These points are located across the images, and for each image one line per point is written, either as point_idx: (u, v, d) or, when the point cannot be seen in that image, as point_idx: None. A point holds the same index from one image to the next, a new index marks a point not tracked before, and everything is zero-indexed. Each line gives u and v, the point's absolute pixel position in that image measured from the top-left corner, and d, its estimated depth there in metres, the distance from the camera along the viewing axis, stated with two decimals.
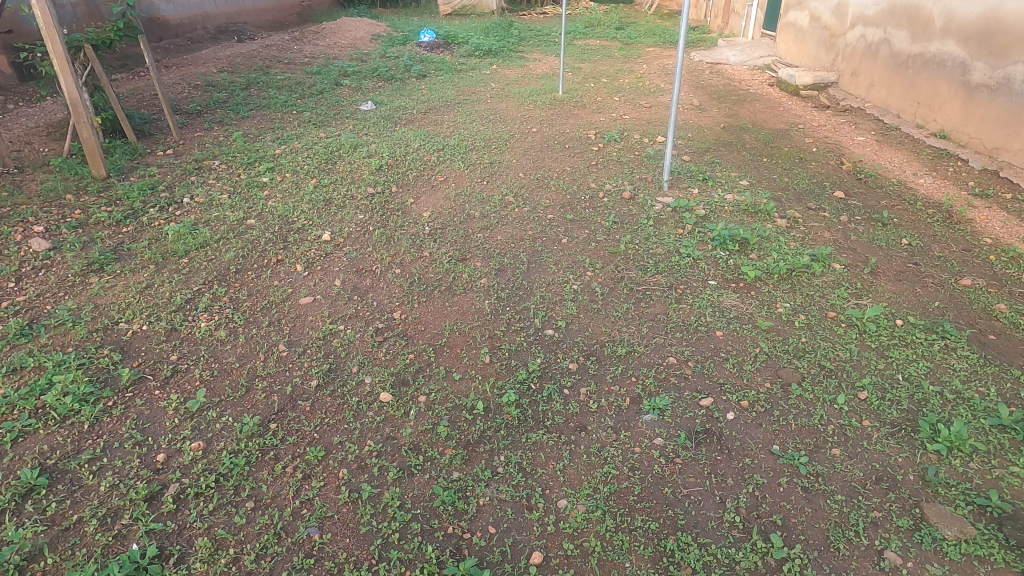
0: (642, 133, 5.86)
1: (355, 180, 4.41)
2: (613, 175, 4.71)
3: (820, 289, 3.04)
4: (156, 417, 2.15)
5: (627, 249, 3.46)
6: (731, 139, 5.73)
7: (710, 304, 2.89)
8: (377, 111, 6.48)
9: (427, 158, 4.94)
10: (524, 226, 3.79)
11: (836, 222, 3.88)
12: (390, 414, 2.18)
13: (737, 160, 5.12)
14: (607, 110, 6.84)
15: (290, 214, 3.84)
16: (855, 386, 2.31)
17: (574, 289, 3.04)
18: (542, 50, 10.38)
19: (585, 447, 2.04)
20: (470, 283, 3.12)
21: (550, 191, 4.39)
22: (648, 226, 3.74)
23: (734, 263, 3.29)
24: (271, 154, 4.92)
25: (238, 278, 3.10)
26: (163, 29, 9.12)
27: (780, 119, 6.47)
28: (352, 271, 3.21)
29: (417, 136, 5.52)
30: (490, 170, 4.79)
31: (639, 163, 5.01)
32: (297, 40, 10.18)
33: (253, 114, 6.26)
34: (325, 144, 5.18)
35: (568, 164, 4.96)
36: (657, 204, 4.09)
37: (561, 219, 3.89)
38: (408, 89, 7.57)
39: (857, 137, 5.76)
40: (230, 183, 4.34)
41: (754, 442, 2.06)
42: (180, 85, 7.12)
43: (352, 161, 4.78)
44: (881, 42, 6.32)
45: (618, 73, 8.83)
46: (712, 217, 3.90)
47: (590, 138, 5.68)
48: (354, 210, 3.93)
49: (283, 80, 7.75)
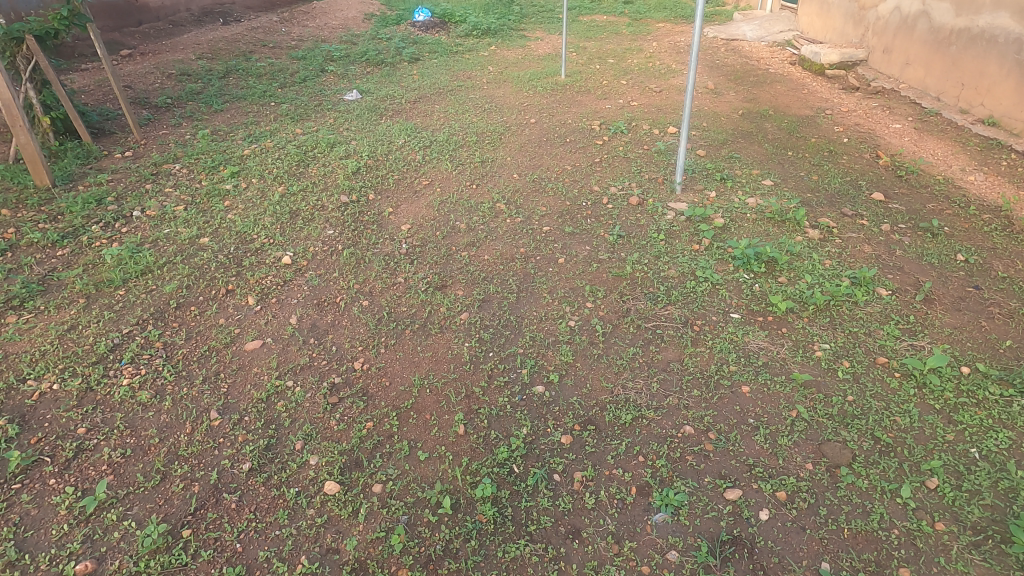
0: (651, 123, 5.31)
1: (329, 186, 3.92)
2: (618, 175, 4.19)
3: (864, 323, 2.55)
4: (43, 520, 1.72)
5: (634, 271, 2.98)
6: (750, 129, 5.17)
7: (733, 348, 2.41)
8: (363, 101, 5.96)
9: (412, 157, 4.44)
10: (515, 242, 3.32)
11: (877, 232, 3.37)
12: (334, 514, 1.75)
13: (758, 155, 4.57)
14: (613, 96, 6.27)
15: (250, 230, 3.38)
16: (921, 470, 1.84)
17: (570, 327, 2.56)
18: (546, 28, 9.71)
19: (578, 566, 1.60)
20: (447, 320, 2.65)
21: (547, 196, 3.89)
22: (659, 240, 3.24)
23: (761, 290, 2.79)
24: (238, 155, 4.43)
25: (178, 316, 2.65)
26: (143, 13, 8.58)
27: (804, 103, 5.87)
28: (312, 304, 2.75)
29: (404, 130, 5.01)
30: (481, 170, 4.29)
31: (648, 159, 4.48)
32: (285, 22, 9.60)
33: (228, 107, 5.77)
34: (300, 142, 4.68)
35: (569, 163, 4.45)
36: (669, 212, 3.58)
37: (558, 233, 3.40)
38: (398, 75, 7.02)
39: (893, 124, 5.18)
40: (188, 192, 3.87)
41: (795, 558, 1.61)
42: (153, 75, 6.62)
43: (327, 161, 4.29)
44: (921, 15, 5.69)
45: (626, 52, 8.20)
46: (732, 229, 3.38)
47: (594, 130, 5.14)
48: (323, 224, 3.45)
49: (264, 67, 7.21)
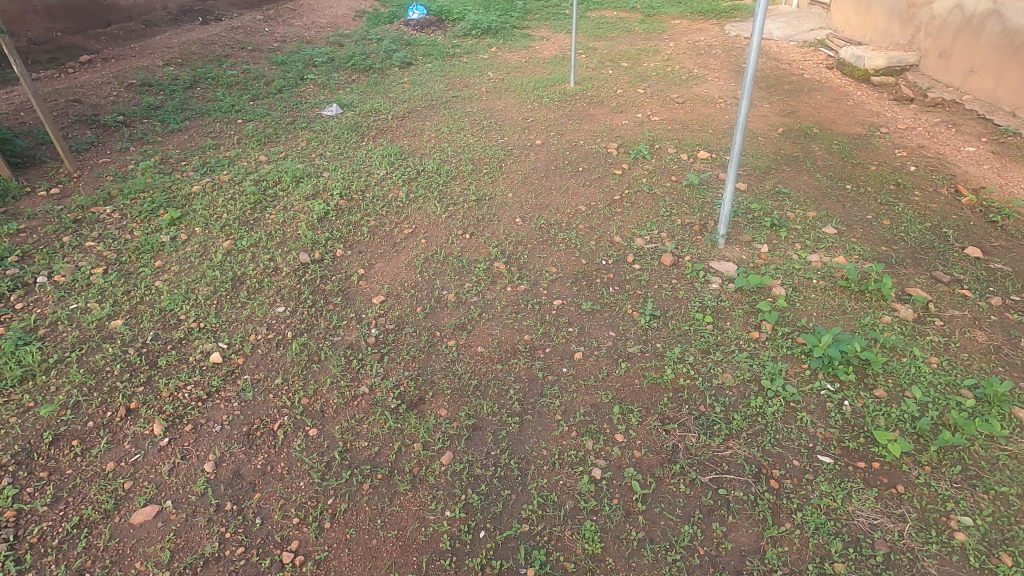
0: (678, 146, 4.54)
1: (288, 238, 3.18)
2: (644, 219, 3.42)
3: (1015, 476, 1.80)
4: None
5: (677, 377, 2.23)
6: (795, 153, 4.38)
7: (834, 526, 1.67)
8: (343, 117, 5.19)
9: (394, 194, 3.69)
10: (518, 323, 2.57)
11: (986, 306, 2.61)
12: None
13: (811, 190, 3.78)
14: (629, 108, 5.49)
15: (177, 307, 2.64)
16: None
17: (595, 482, 1.82)
18: (552, 26, 8.89)
19: None
20: (423, 463, 1.90)
21: (556, 250, 3.14)
22: (705, 325, 2.49)
23: (854, 412, 2.05)
24: (184, 192, 3.68)
25: (50, 458, 1.92)
26: (113, 13, 7.69)
27: (853, 118, 5.06)
28: (240, 436, 2.01)
29: (387, 156, 4.26)
30: (476, 211, 3.55)
31: (678, 196, 3.71)
32: (268, 21, 8.82)
33: (187, 126, 5.01)
34: (261, 173, 3.93)
35: (583, 201, 3.68)
36: (714, 278, 2.82)
37: (574, 309, 2.65)
38: (387, 83, 6.24)
39: (964, 146, 4.40)
40: (114, 247, 3.15)
41: None
42: (108, 86, 5.86)
43: (290, 202, 3.55)
44: (991, 14, 4.90)
45: (640, 54, 7.39)
46: (797, 305, 2.62)
47: (611, 154, 4.37)
48: (274, 298, 2.71)
49: (237, 74, 6.43)
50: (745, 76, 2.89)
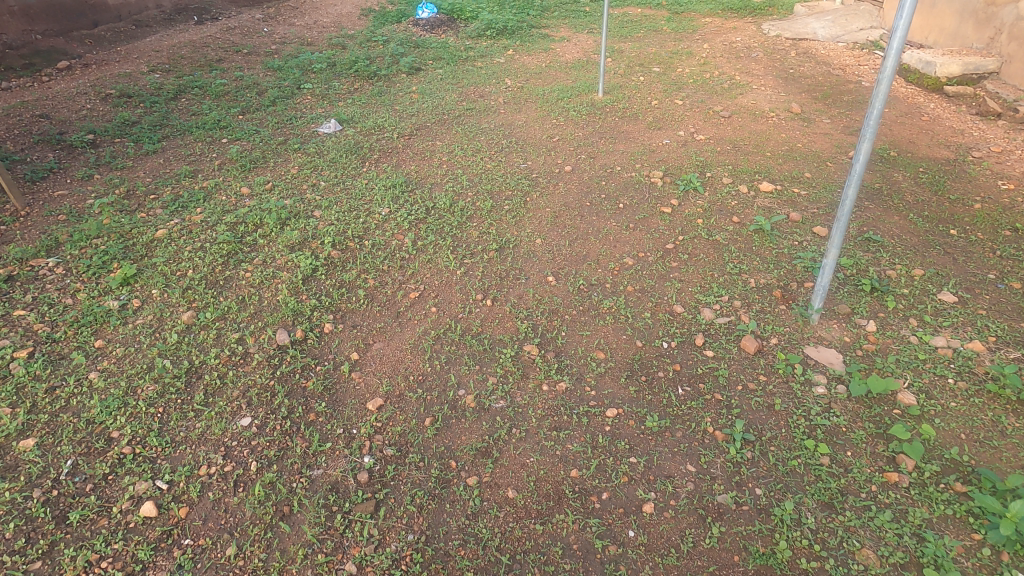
0: (734, 173, 3.84)
1: (264, 307, 2.53)
2: (708, 279, 2.74)
3: None
4: None
5: (796, 556, 1.57)
6: (875, 183, 3.65)
7: None
8: (343, 136, 4.54)
9: (399, 241, 3.04)
10: (560, 448, 1.91)
11: None
12: None
13: (908, 235, 3.08)
14: (669, 124, 4.80)
15: (108, 417, 1.99)
16: None
17: None
18: (574, 25, 8.17)
19: None
20: None
21: (603, 325, 2.46)
22: (820, 460, 1.81)
23: None
24: (147, 238, 3.05)
25: None
26: (101, 13, 7.07)
27: (934, 138, 4.33)
28: None
29: (390, 187, 3.60)
30: (498, 264, 2.88)
31: (745, 244, 3.02)
32: (267, 21, 8.17)
33: (165, 146, 4.37)
34: (241, 211, 3.28)
35: (629, 250, 3.00)
36: (817, 376, 2.13)
37: (635, 425, 1.98)
38: (393, 93, 5.58)
39: None
40: (49, 317, 2.51)
41: None
42: (83, 98, 5.23)
43: (272, 254, 2.90)
44: None
45: (674, 57, 6.66)
46: (940, 424, 1.93)
47: (656, 185, 3.69)
48: (237, 402, 2.06)
49: (228, 82, 5.79)
50: (871, 105, 2.08)
